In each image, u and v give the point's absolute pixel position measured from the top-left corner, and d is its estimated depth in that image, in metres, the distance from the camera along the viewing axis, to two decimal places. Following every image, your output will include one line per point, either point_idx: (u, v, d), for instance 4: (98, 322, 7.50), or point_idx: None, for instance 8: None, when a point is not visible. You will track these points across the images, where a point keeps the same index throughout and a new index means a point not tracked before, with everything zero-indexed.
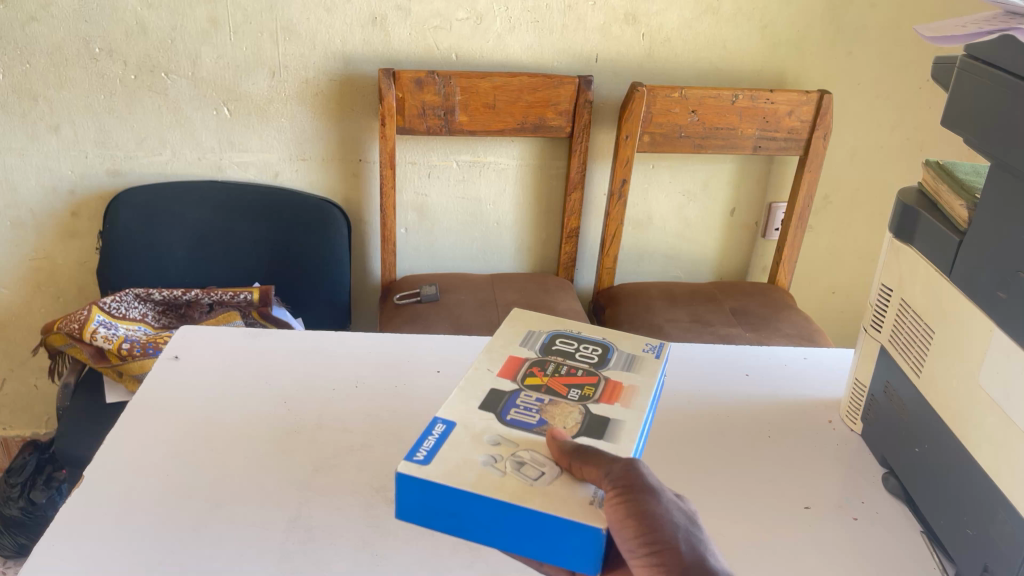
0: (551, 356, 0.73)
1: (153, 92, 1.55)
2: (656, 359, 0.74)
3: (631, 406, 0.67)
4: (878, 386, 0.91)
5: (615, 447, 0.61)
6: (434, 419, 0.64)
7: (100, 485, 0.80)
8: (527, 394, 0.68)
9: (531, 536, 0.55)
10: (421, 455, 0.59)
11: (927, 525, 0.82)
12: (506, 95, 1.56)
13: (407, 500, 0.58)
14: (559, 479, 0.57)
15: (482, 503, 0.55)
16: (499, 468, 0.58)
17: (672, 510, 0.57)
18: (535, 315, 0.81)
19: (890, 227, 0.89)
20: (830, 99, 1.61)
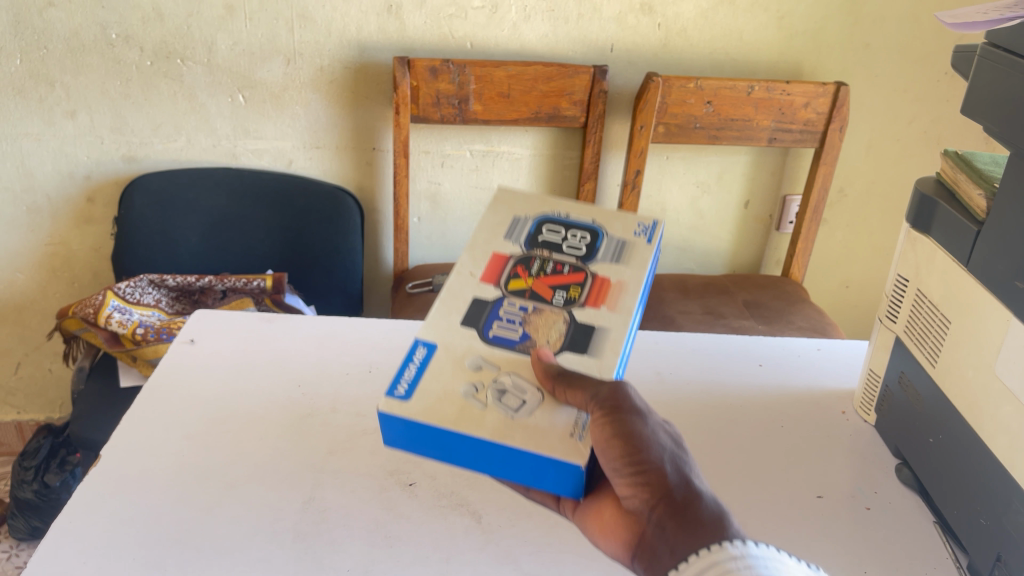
0: (536, 252, 0.73)
1: (169, 78, 1.55)
2: (647, 245, 0.73)
3: (618, 309, 0.69)
4: (893, 376, 0.90)
5: (597, 364, 0.65)
6: (415, 342, 0.68)
7: (116, 465, 0.81)
8: (510, 302, 0.70)
9: (514, 467, 0.61)
10: (402, 389, 0.64)
11: (940, 515, 0.82)
12: (521, 84, 1.56)
13: (393, 431, 0.64)
14: (540, 407, 0.62)
15: (461, 440, 0.61)
16: (480, 400, 0.63)
17: (658, 432, 0.61)
18: (519, 194, 0.79)
19: (908, 216, 0.89)
20: (847, 91, 1.60)
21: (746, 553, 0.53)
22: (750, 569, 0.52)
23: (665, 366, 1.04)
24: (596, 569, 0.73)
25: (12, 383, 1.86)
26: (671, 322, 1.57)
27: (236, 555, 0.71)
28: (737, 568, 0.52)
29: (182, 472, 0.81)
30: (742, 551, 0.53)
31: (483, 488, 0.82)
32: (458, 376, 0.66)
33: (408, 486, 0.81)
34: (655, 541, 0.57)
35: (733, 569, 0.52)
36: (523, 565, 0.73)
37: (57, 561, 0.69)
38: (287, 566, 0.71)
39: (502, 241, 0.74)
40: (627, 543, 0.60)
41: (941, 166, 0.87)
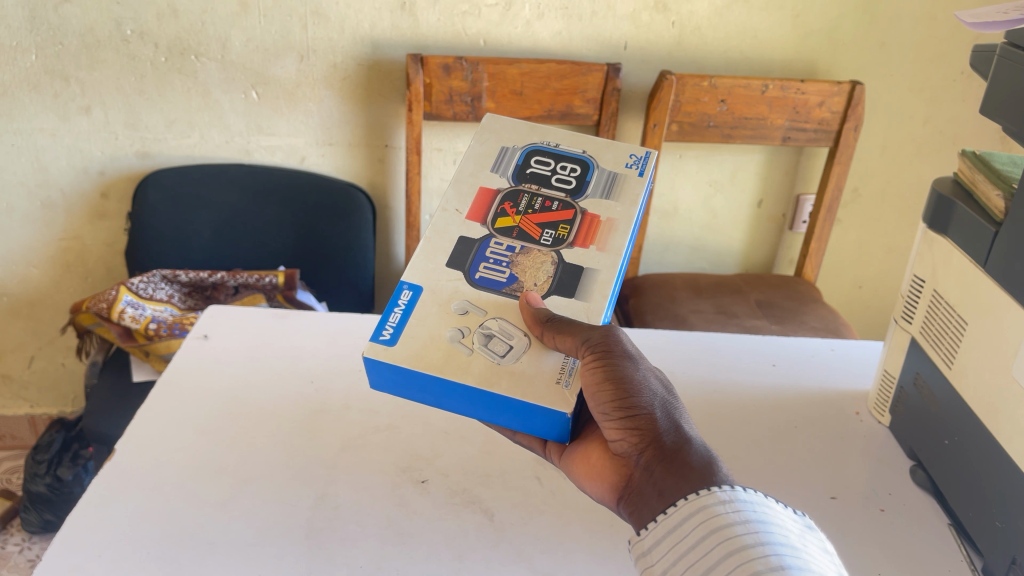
0: (525, 186, 0.77)
1: (183, 74, 1.56)
2: (638, 177, 0.77)
3: (607, 248, 0.72)
4: (908, 377, 0.90)
5: (585, 307, 0.69)
6: (400, 284, 0.72)
7: (130, 459, 0.82)
8: (497, 241, 0.73)
9: (499, 409, 0.66)
10: (387, 333, 0.68)
11: (955, 517, 0.81)
12: (534, 81, 1.56)
13: (378, 374, 0.68)
14: (526, 353, 0.66)
15: (445, 384, 0.65)
16: (467, 344, 0.67)
17: (648, 377, 0.64)
18: (509, 124, 0.83)
19: (924, 217, 0.88)
20: (862, 90, 1.59)
21: (734, 497, 0.56)
22: (739, 512, 0.55)
23: (678, 365, 1.03)
24: (608, 567, 0.73)
25: (25, 377, 1.87)
26: (683, 322, 1.56)
27: (250, 550, 0.72)
28: (726, 512, 0.55)
29: (196, 466, 0.81)
30: (731, 496, 0.56)
31: (495, 485, 0.82)
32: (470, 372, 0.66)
33: (420, 482, 0.81)
34: (643, 482, 0.61)
35: (723, 513, 0.55)
36: (535, 562, 0.73)
37: (72, 556, 0.70)
38: (300, 562, 0.71)
39: (492, 174, 0.78)
40: (614, 483, 0.64)
41: (958, 166, 0.86)
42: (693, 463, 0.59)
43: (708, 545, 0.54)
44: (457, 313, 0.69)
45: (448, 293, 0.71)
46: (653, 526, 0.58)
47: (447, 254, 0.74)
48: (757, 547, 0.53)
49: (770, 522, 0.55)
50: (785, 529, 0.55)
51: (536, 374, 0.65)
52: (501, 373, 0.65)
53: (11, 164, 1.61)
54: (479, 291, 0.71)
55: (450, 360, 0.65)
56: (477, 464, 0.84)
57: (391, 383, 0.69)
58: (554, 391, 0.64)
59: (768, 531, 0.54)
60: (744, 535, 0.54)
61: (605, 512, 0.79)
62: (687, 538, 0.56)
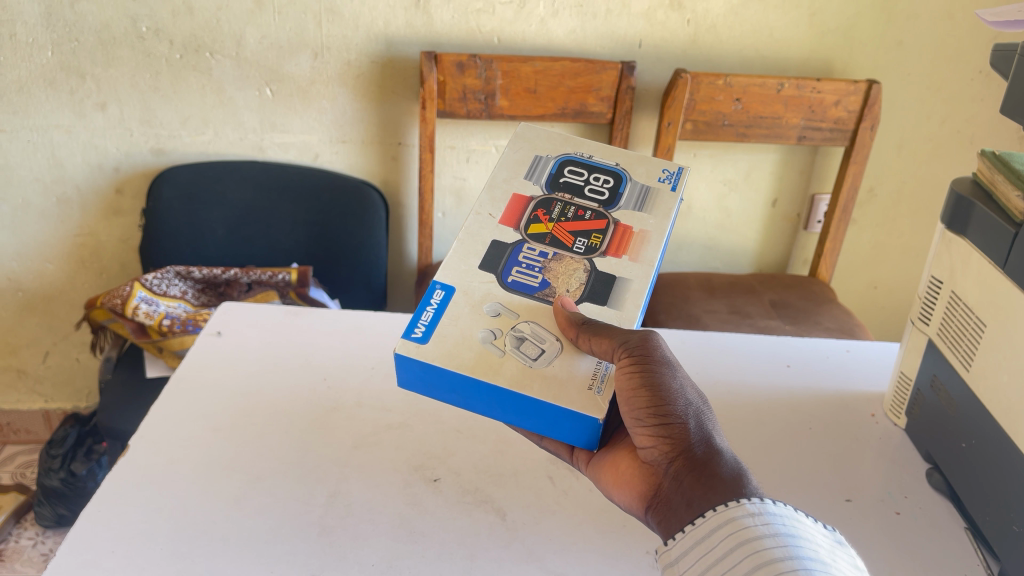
0: (558, 194, 0.77)
1: (198, 71, 1.56)
2: (671, 192, 0.77)
3: (640, 260, 0.73)
4: (925, 379, 0.89)
5: (618, 315, 0.70)
6: (433, 284, 0.71)
7: (143, 454, 0.82)
8: (530, 247, 0.74)
9: (529, 414, 0.65)
10: (419, 331, 0.68)
11: (971, 521, 0.80)
12: (548, 79, 1.55)
13: (406, 372, 0.67)
14: (558, 357, 0.66)
15: (476, 384, 0.65)
16: (500, 346, 0.66)
17: (683, 386, 0.64)
18: (542, 133, 0.83)
19: (943, 217, 0.87)
20: (879, 89, 1.57)
21: (763, 510, 0.56)
22: (768, 525, 0.55)
23: (692, 366, 1.03)
24: (620, 567, 0.73)
25: (40, 371, 1.88)
26: (696, 322, 1.55)
27: (261, 547, 0.72)
28: (755, 524, 0.55)
29: (209, 462, 0.81)
30: (760, 508, 0.56)
31: (508, 484, 0.81)
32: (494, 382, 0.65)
33: (433, 481, 0.81)
34: (673, 492, 0.61)
35: (751, 525, 0.55)
36: (548, 562, 0.72)
37: (85, 551, 0.70)
38: (312, 560, 0.71)
39: (523, 181, 0.78)
40: (642, 491, 0.64)
41: (978, 166, 0.85)
42: (725, 475, 0.59)
43: (735, 556, 0.54)
44: (476, 313, 0.69)
45: (467, 293, 0.71)
46: (681, 536, 0.58)
47: (465, 253, 0.74)
48: (785, 559, 0.52)
49: (799, 536, 0.54)
50: (814, 543, 0.55)
51: (552, 374, 0.65)
52: (524, 373, 0.65)
53: (27, 160, 1.62)
54: (496, 292, 0.71)
55: (465, 360, 0.65)
56: (490, 463, 0.84)
57: (416, 381, 0.69)
58: (570, 391, 0.64)
59: (796, 544, 0.54)
60: (771, 548, 0.53)
61: (619, 512, 0.79)
62: (715, 548, 0.55)
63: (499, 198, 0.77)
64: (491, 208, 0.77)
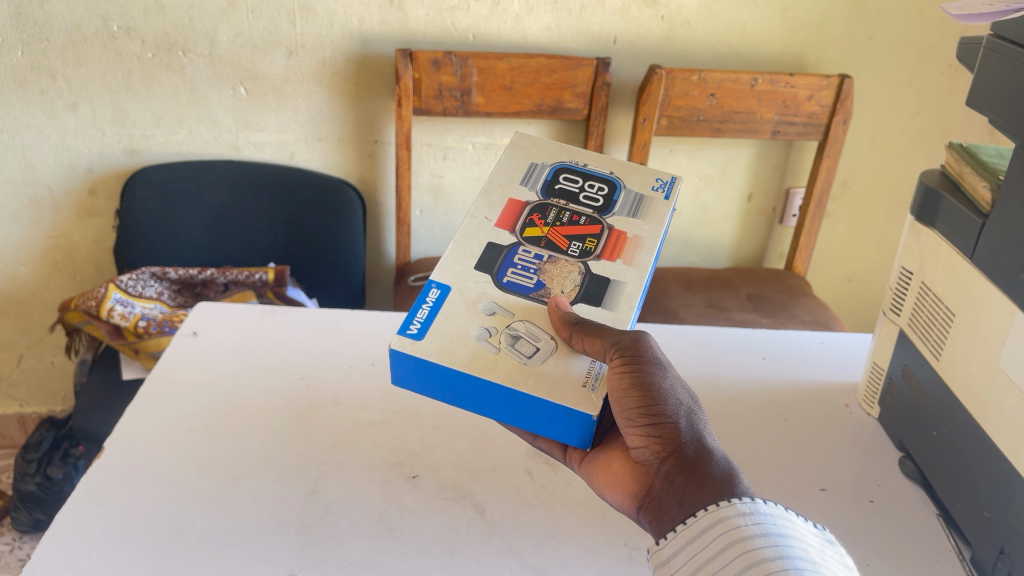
0: (553, 200, 0.77)
1: (171, 70, 1.55)
2: (664, 201, 0.78)
3: (634, 264, 0.73)
4: (897, 369, 0.90)
5: (612, 316, 0.70)
6: (429, 283, 0.71)
7: (119, 455, 0.81)
8: (525, 249, 0.74)
9: (525, 413, 0.65)
10: (415, 328, 0.67)
11: (944, 508, 0.81)
12: (524, 76, 1.55)
13: (402, 369, 0.67)
14: (553, 355, 0.66)
15: (473, 381, 0.64)
16: (494, 343, 0.66)
17: (674, 386, 0.64)
18: (538, 140, 0.83)
19: (912, 209, 0.88)
20: (851, 83, 1.59)
21: (754, 509, 0.56)
22: (758, 525, 0.55)
23: (670, 356, 1.04)
24: (599, 559, 0.73)
25: (14, 375, 1.86)
26: (674, 316, 1.56)
27: (240, 547, 0.71)
28: (746, 524, 0.55)
29: (189, 461, 0.81)
30: (751, 508, 0.56)
31: (486, 479, 0.82)
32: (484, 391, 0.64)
33: (412, 478, 0.81)
34: (664, 492, 0.61)
35: (742, 525, 0.55)
36: (526, 556, 0.73)
37: (62, 554, 0.69)
38: (291, 558, 0.71)
39: (518, 187, 0.79)
40: (635, 491, 0.65)
41: (946, 158, 0.86)
42: (715, 475, 0.60)
43: (726, 556, 0.55)
44: (470, 312, 0.69)
45: (460, 293, 0.71)
46: (673, 536, 0.59)
47: (458, 254, 0.74)
48: (776, 559, 0.53)
49: (789, 536, 0.55)
50: (804, 543, 0.55)
51: (540, 374, 0.65)
52: (520, 371, 0.65)
53: None
54: (484, 293, 0.71)
55: (453, 358, 0.65)
56: (468, 459, 0.84)
57: (412, 381, 0.68)
58: (561, 392, 0.63)
59: (786, 543, 0.54)
60: (763, 548, 0.54)
61: (598, 506, 0.79)
62: (705, 548, 0.56)
63: (492, 203, 0.78)
64: (486, 211, 0.77)
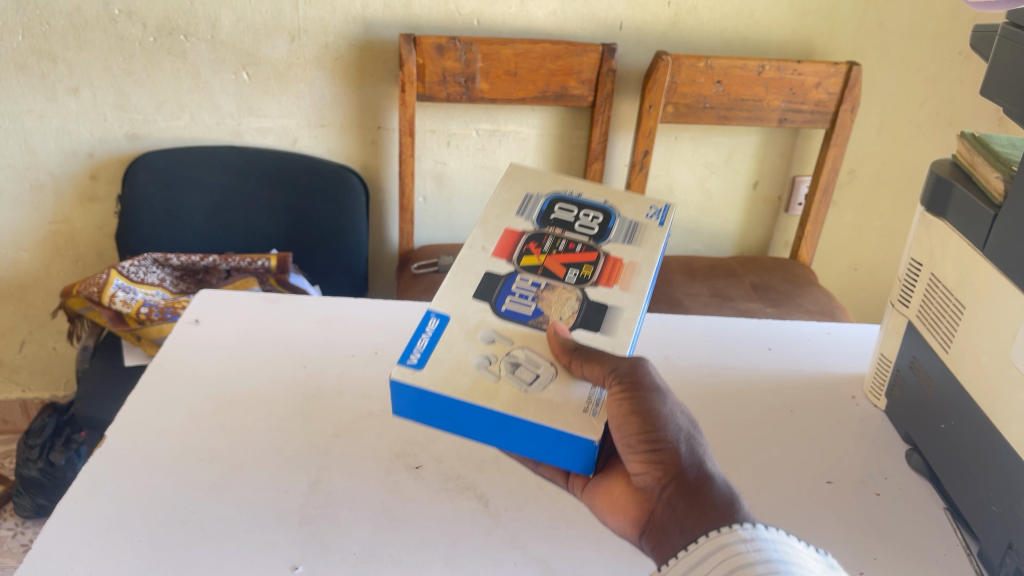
0: (549, 229, 0.76)
1: (172, 54, 1.53)
2: (659, 228, 0.77)
3: (630, 289, 0.71)
4: (905, 361, 0.89)
5: (611, 341, 0.68)
6: (428, 313, 0.70)
7: (120, 444, 0.81)
8: (523, 278, 0.72)
9: (527, 441, 0.63)
10: (415, 358, 0.66)
11: (950, 501, 0.81)
12: (528, 62, 1.54)
13: (403, 400, 0.65)
14: (553, 381, 0.64)
15: (474, 411, 0.62)
16: (494, 371, 0.65)
17: (673, 411, 0.64)
18: (532, 172, 0.82)
19: (922, 199, 0.87)
20: (859, 71, 1.57)
21: (756, 535, 0.56)
22: (760, 551, 0.55)
23: (675, 347, 1.03)
24: (603, 552, 0.73)
25: (16, 361, 1.86)
26: (678, 305, 1.56)
27: (242, 538, 0.71)
28: (747, 550, 0.55)
29: (190, 451, 0.80)
30: (752, 534, 0.56)
31: (489, 471, 0.81)
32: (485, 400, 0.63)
33: (414, 469, 0.80)
34: (665, 518, 0.61)
35: (744, 551, 0.55)
36: (529, 548, 0.72)
37: (63, 543, 0.69)
38: (294, 548, 0.70)
39: (514, 218, 0.77)
40: (636, 517, 0.64)
41: (957, 148, 0.84)
42: (717, 501, 0.60)
43: None
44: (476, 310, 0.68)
45: (460, 321, 0.69)
46: (675, 563, 0.58)
47: (456, 284, 0.72)
48: None
49: (790, 562, 0.54)
50: (805, 569, 0.55)
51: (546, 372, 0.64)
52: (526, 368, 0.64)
53: None
54: (484, 320, 0.69)
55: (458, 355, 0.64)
56: (471, 450, 0.84)
57: (414, 411, 0.66)
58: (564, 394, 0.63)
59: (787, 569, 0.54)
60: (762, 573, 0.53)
61: None
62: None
63: None
64: (482, 242, 0.76)
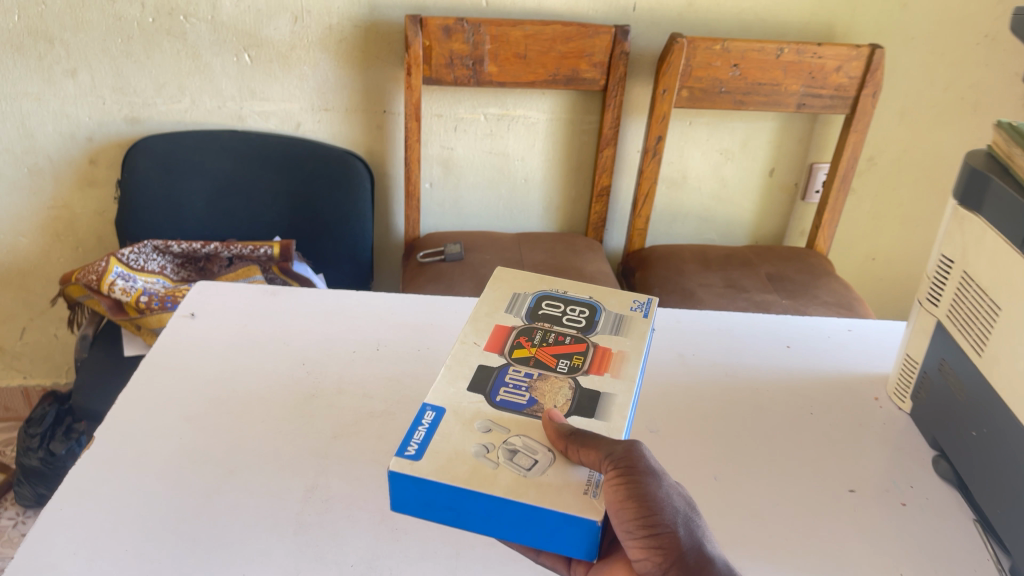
0: (537, 324, 0.73)
1: (172, 36, 1.49)
2: (643, 319, 0.74)
3: (621, 375, 0.67)
4: (933, 362, 0.84)
5: (607, 426, 0.62)
6: (423, 407, 0.63)
7: (110, 447, 0.77)
8: (515, 368, 0.67)
9: (529, 527, 0.55)
10: (411, 449, 0.58)
11: (981, 513, 0.76)
12: (538, 44, 1.49)
13: (400, 495, 0.57)
14: (552, 466, 0.57)
15: (474, 497, 0.55)
16: (492, 459, 0.57)
17: (671, 494, 0.57)
18: (518, 274, 0.81)
19: (955, 192, 0.82)
20: (881, 54, 1.52)
21: None
22: None
23: (690, 345, 0.99)
24: None
25: (17, 348, 1.83)
26: (691, 296, 1.51)
27: (234, 548, 0.68)
28: None
29: (182, 455, 0.77)
30: None
31: None
32: (483, 473, 0.56)
33: None
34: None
35: None
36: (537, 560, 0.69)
37: (48, 553, 0.66)
38: (289, 560, 0.67)
39: (503, 315, 0.74)
40: None
41: (993, 138, 0.79)
42: None
43: None
44: None
45: (456, 413, 0.62)
46: None
47: (450, 377, 0.66)
48: None
49: None
50: None
51: None
52: None
53: None
54: (479, 412, 0.62)
55: None
56: None
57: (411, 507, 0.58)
58: None
59: None
60: None
61: None
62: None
63: None
64: (471, 337, 0.71)
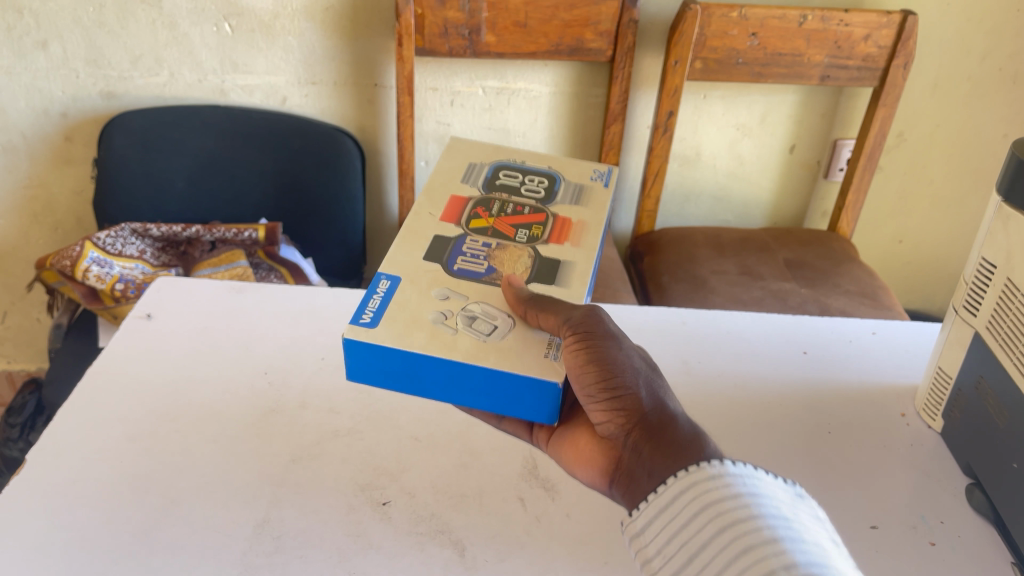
0: (495, 193, 0.74)
1: (146, 4, 1.39)
2: (604, 188, 0.77)
3: (581, 244, 0.70)
4: (969, 379, 0.74)
5: (566, 292, 0.66)
6: (378, 275, 0.66)
7: (41, 473, 0.69)
8: (471, 239, 0.70)
9: (488, 393, 0.60)
10: (366, 318, 0.62)
11: (1019, 555, 0.66)
12: (540, 11, 1.38)
13: (356, 362, 0.61)
14: (513, 331, 0.61)
15: (434, 362, 0.59)
16: (450, 325, 0.61)
17: (631, 356, 0.59)
18: (476, 143, 0.80)
19: (1001, 185, 0.69)
20: (915, 21, 1.39)
21: (726, 469, 0.49)
22: (730, 483, 0.48)
23: (695, 351, 0.90)
24: None
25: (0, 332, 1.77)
26: (702, 284, 1.41)
27: None
28: (717, 485, 0.48)
29: (121, 482, 0.69)
30: (722, 467, 0.49)
31: (469, 508, 0.69)
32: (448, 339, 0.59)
33: (382, 505, 0.68)
34: (631, 463, 0.55)
35: (715, 486, 0.48)
36: None
37: None
38: None
39: (460, 185, 0.75)
40: (604, 467, 0.59)
41: None
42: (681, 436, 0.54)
43: (698, 522, 0.48)
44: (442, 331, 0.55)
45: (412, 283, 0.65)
46: (645, 506, 0.51)
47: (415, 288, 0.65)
48: (751, 517, 0.46)
49: (763, 493, 0.48)
50: (777, 499, 0.48)
51: None
52: None
53: None
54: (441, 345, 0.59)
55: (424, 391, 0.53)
56: (450, 480, 0.71)
57: (368, 374, 0.62)
58: None
59: (761, 501, 0.47)
60: (735, 509, 0.47)
61: (600, 543, 0.66)
62: (677, 517, 0.49)
63: None
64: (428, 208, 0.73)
